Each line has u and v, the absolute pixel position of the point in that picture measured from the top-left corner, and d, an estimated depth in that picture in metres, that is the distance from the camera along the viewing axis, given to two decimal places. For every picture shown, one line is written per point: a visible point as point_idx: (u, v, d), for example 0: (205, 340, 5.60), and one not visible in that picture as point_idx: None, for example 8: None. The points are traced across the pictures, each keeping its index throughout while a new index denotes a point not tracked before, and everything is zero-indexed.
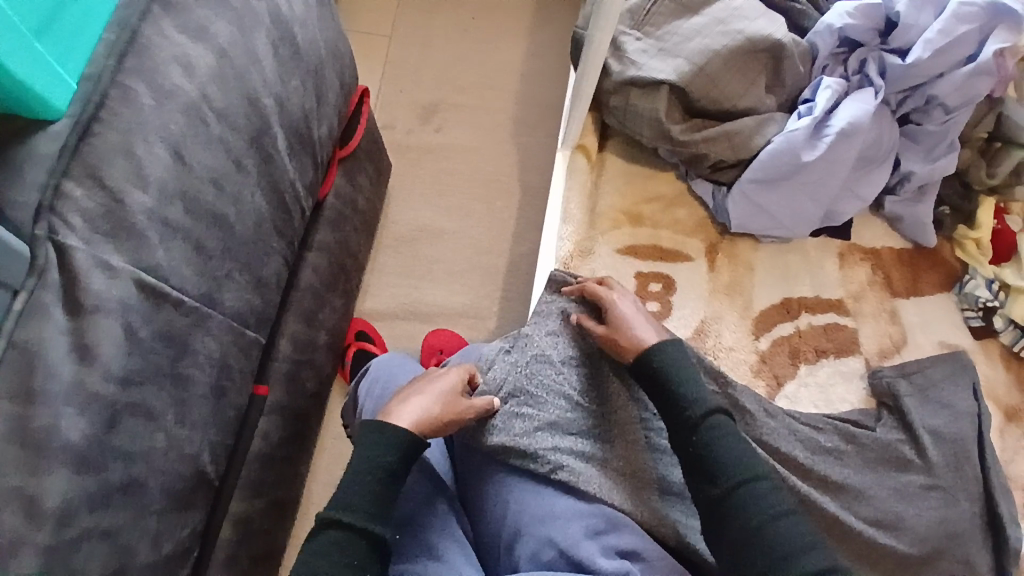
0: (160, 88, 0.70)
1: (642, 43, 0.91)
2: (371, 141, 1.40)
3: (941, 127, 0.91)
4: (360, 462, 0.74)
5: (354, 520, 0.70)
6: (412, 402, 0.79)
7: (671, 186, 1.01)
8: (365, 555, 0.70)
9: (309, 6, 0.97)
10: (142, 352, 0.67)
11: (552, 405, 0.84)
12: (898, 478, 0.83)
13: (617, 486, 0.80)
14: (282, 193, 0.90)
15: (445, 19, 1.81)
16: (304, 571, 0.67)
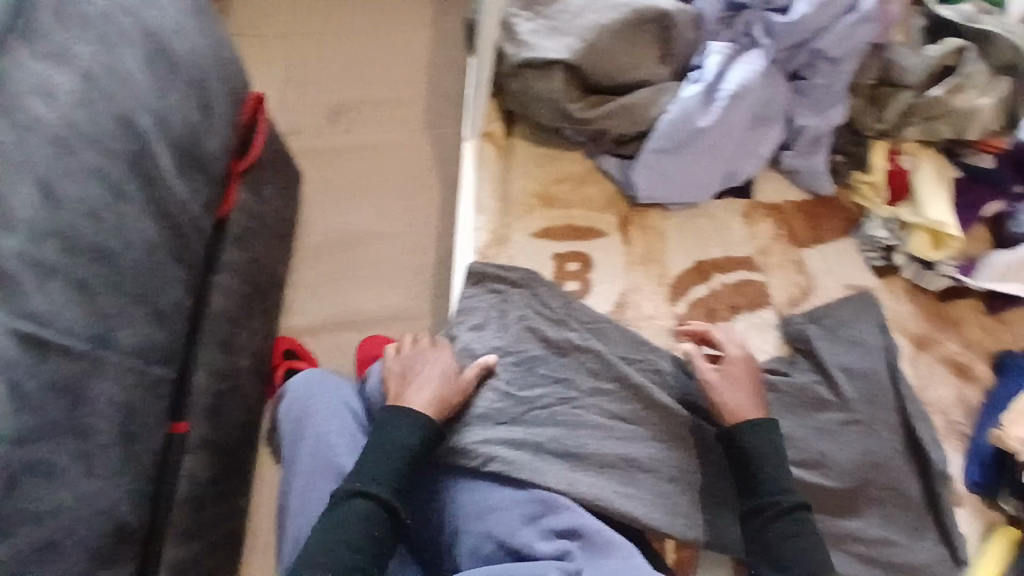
0: (17, 120, 0.63)
1: (533, 23, 0.88)
2: (274, 153, 1.35)
3: (828, 81, 0.93)
4: (382, 443, 0.78)
5: (384, 492, 0.74)
6: (418, 392, 0.83)
7: (579, 165, 1.02)
8: (385, 528, 0.74)
9: (185, 7, 0.87)
10: (32, 408, 0.61)
11: (480, 398, 0.85)
12: (818, 417, 0.89)
13: (551, 468, 0.81)
14: (175, 217, 0.81)
15: (341, 15, 1.76)
16: (333, 538, 0.71)
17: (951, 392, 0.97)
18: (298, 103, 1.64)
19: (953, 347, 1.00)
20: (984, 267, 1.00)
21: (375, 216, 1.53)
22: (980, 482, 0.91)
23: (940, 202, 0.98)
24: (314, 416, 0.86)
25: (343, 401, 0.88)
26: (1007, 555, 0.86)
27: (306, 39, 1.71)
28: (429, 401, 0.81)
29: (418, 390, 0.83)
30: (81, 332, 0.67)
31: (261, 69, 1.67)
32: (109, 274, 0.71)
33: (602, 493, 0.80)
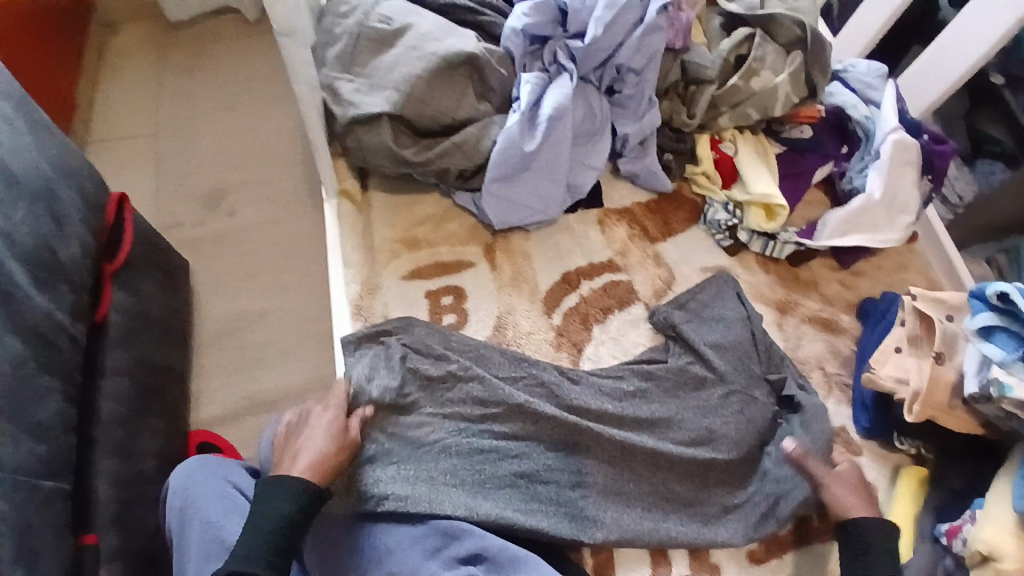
0: None
1: (353, 84, 0.93)
2: (146, 248, 1.34)
3: (636, 89, 1.02)
4: (257, 516, 0.74)
5: (258, 567, 0.71)
6: (298, 457, 0.80)
7: (436, 205, 1.04)
8: None
9: (18, 132, 0.95)
10: None
11: (372, 439, 0.84)
12: (697, 395, 0.92)
13: (449, 497, 0.81)
14: (36, 328, 0.91)
15: (207, 107, 1.81)
16: None
17: (821, 345, 1.00)
18: (173, 198, 1.69)
19: (813, 305, 1.03)
20: (822, 227, 1.05)
21: (275, 288, 1.58)
22: (870, 428, 0.92)
23: (764, 178, 1.05)
24: (198, 503, 0.84)
25: (227, 483, 0.86)
26: (916, 496, 0.86)
27: (176, 136, 1.77)
28: (308, 466, 0.78)
29: (298, 453, 0.81)
30: None
31: (137, 173, 1.71)
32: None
33: (505, 513, 0.81)
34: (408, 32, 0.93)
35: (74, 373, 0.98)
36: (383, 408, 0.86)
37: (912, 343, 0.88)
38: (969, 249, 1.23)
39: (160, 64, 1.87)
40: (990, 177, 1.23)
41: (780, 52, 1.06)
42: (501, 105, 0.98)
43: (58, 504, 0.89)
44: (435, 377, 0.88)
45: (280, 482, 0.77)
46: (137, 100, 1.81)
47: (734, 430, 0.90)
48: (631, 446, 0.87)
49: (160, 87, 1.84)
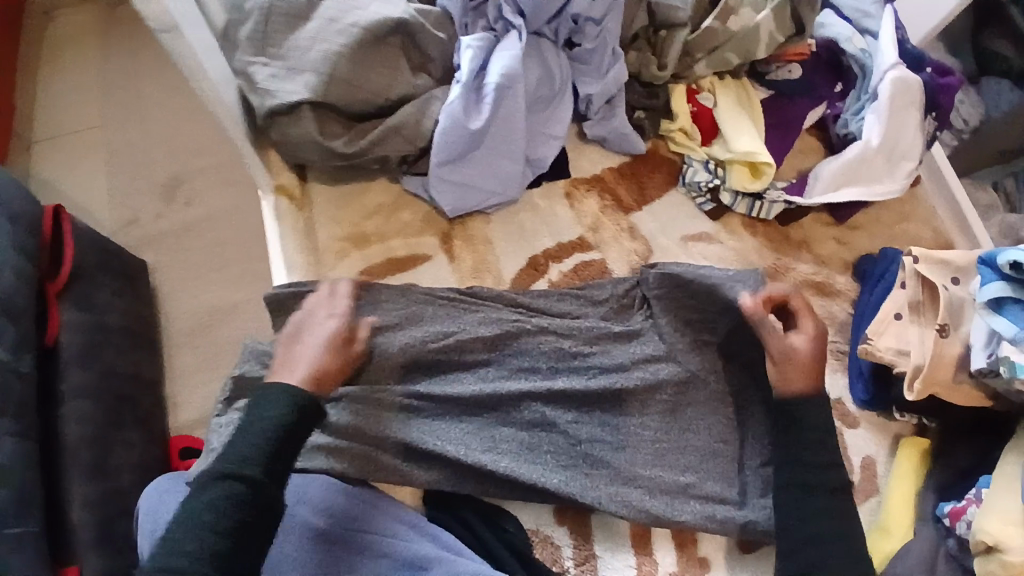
0: None
1: (269, 68, 0.81)
2: (100, 256, 1.29)
3: (597, 42, 0.89)
4: (246, 429, 0.67)
5: (254, 473, 0.65)
6: (302, 359, 0.75)
7: (386, 192, 0.94)
8: (260, 513, 0.64)
9: None
10: None
11: (293, 450, 0.78)
12: (649, 368, 0.85)
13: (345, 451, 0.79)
14: None
15: (154, 91, 1.68)
16: (186, 522, 0.62)
17: (815, 312, 0.92)
18: (129, 193, 1.59)
19: (806, 267, 0.94)
20: (814, 182, 0.93)
21: (243, 279, 1.52)
22: (868, 401, 0.86)
23: (746, 132, 0.93)
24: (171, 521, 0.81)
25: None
26: (915, 472, 0.81)
27: (125, 126, 1.64)
28: (309, 380, 0.73)
29: (302, 356, 0.75)
30: None
31: (87, 170, 1.61)
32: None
33: (413, 436, 0.80)
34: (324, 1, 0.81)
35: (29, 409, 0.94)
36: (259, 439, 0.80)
37: (913, 310, 0.80)
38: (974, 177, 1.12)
39: (101, 48, 1.72)
40: (998, 98, 1.07)
41: None
42: (442, 77, 0.86)
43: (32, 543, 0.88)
44: (335, 390, 0.82)
45: (276, 385, 0.71)
46: (82, 90, 1.68)
47: (655, 452, 0.83)
48: (592, 479, 0.81)
49: (103, 73, 1.70)
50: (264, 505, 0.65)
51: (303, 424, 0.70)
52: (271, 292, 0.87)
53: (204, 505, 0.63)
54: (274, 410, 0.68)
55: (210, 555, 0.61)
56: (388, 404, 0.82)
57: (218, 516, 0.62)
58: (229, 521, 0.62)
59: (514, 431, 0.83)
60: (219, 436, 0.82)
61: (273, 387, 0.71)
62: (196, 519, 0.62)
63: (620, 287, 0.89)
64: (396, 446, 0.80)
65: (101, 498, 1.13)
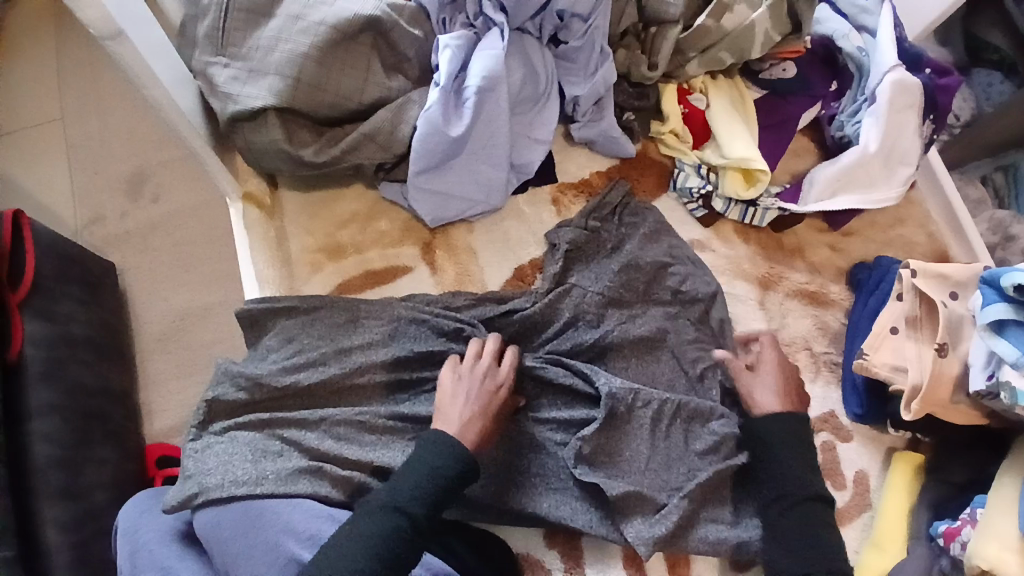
0: None
1: (230, 69, 0.75)
2: (59, 262, 1.22)
3: (584, 39, 0.84)
4: (437, 458, 0.70)
5: (422, 513, 0.66)
6: (473, 403, 0.75)
7: (361, 199, 0.88)
8: (405, 554, 0.64)
9: None
10: None
11: (271, 478, 0.72)
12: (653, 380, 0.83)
13: (329, 476, 0.74)
14: None
15: (113, 80, 1.59)
16: (343, 543, 0.63)
17: (808, 323, 0.89)
18: (94, 191, 1.51)
19: (800, 276, 0.91)
20: (809, 188, 0.91)
21: (215, 281, 1.45)
22: (862, 414, 0.84)
23: (741, 136, 0.89)
24: (151, 547, 0.75)
25: (178, 519, 0.79)
26: (911, 487, 0.80)
27: (86, 118, 1.56)
28: (472, 428, 0.74)
29: (463, 398, 0.75)
30: None
31: (47, 166, 1.52)
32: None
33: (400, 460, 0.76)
34: None
35: None
36: (236, 466, 0.73)
37: (910, 324, 0.78)
38: (965, 169, 1.06)
39: (58, 33, 1.63)
40: (988, 90, 1.04)
41: None
42: (420, 77, 0.81)
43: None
44: (316, 413, 0.77)
45: (446, 435, 0.72)
46: (40, 80, 1.59)
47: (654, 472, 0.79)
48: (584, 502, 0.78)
49: (63, 63, 1.60)
50: (418, 544, 0.66)
51: (469, 472, 0.71)
52: (245, 305, 0.81)
53: (373, 533, 0.64)
54: (441, 457, 0.70)
55: None
56: (375, 425, 0.78)
57: (372, 540, 0.63)
58: (393, 553, 0.63)
59: (504, 453, 0.80)
60: (195, 461, 0.74)
61: (443, 433, 0.72)
62: (366, 541, 0.63)
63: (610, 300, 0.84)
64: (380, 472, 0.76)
65: (72, 521, 1.09)
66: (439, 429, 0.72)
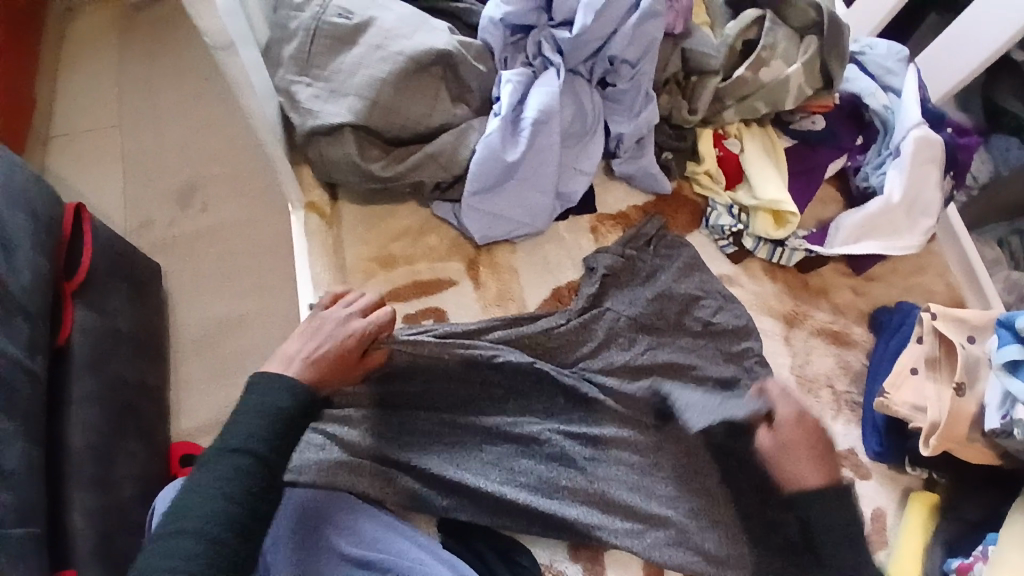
0: None
1: (313, 88, 0.83)
2: (112, 259, 1.27)
3: (631, 83, 0.91)
4: (260, 405, 0.69)
5: (264, 451, 0.66)
6: (307, 348, 0.75)
7: (414, 216, 0.95)
8: (259, 495, 0.66)
9: None
10: None
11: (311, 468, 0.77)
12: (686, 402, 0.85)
13: (364, 472, 0.78)
14: None
15: (172, 96, 1.70)
16: (190, 489, 0.65)
17: (831, 361, 0.93)
18: (145, 197, 1.60)
19: (824, 316, 0.95)
20: (836, 232, 0.96)
21: (254, 289, 1.51)
22: (882, 452, 0.86)
23: (773, 180, 0.95)
24: None
25: None
26: (926, 525, 0.82)
27: (144, 129, 1.66)
28: (304, 367, 0.73)
29: (302, 343, 0.76)
30: None
31: (103, 171, 1.62)
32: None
33: (430, 462, 0.80)
34: (370, 28, 0.82)
35: (33, 417, 1.00)
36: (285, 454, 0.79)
37: (929, 365, 0.82)
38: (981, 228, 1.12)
39: (122, 49, 1.76)
40: (1006, 154, 1.08)
41: (792, 38, 0.94)
42: (480, 107, 0.88)
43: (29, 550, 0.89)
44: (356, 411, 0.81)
45: (274, 374, 0.72)
46: (102, 91, 1.71)
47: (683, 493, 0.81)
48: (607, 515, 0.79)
49: (126, 77, 1.72)
50: (270, 482, 0.67)
51: (304, 412, 0.71)
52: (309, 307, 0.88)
53: (219, 476, 0.65)
54: (272, 394, 0.70)
55: (225, 525, 0.63)
56: (410, 427, 0.82)
57: (220, 481, 0.64)
58: (242, 492, 0.64)
59: (528, 460, 0.81)
60: None
61: (272, 374, 0.72)
62: (215, 483, 0.64)
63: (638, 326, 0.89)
64: (410, 472, 0.79)
65: (100, 509, 1.10)
66: (270, 371, 0.73)
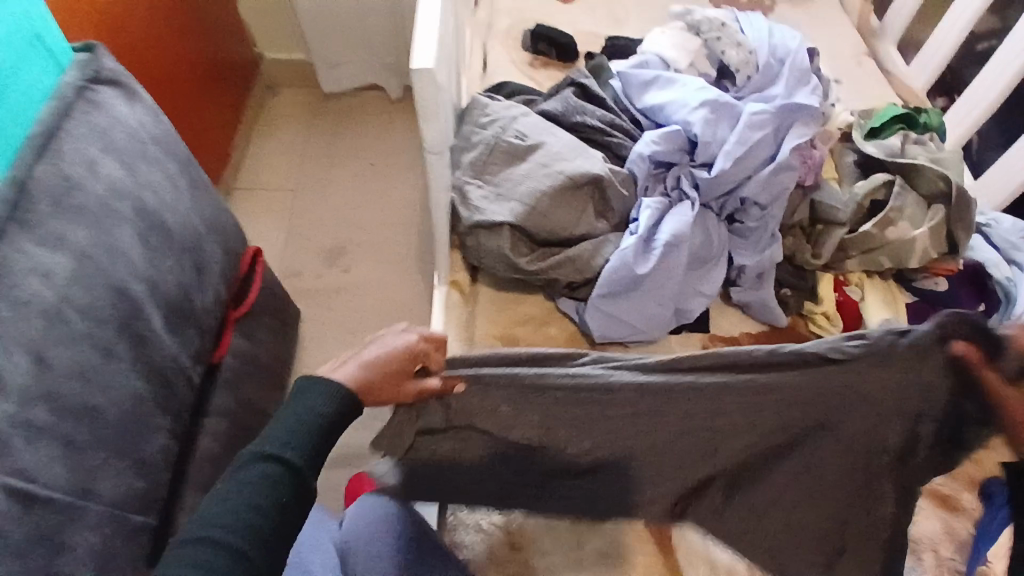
0: (16, 300, 0.80)
1: (482, 190, 1.00)
2: (267, 297, 1.48)
3: (759, 223, 1.00)
4: (296, 411, 0.67)
5: (297, 461, 0.65)
6: (350, 364, 0.73)
7: (540, 306, 1.05)
8: (294, 498, 0.64)
9: (180, 190, 1.07)
10: (15, 555, 0.76)
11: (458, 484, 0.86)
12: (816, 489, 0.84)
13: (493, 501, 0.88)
14: (159, 369, 1.01)
15: (342, 172, 2.02)
16: (216, 494, 0.63)
17: (937, 525, 0.89)
18: (299, 251, 1.86)
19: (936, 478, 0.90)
20: None
21: None
22: None
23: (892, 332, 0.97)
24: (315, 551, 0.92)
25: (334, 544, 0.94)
26: None
27: (313, 195, 1.97)
28: (351, 374, 0.71)
29: (353, 359, 0.74)
30: (64, 485, 0.84)
31: (272, 223, 1.91)
32: (90, 429, 0.87)
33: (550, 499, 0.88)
34: (540, 149, 0.99)
35: (183, 414, 1.10)
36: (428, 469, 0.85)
37: None
38: None
39: (308, 127, 2.12)
40: None
41: (920, 204, 1.00)
42: (617, 223, 1.01)
43: (141, 539, 0.97)
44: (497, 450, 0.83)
45: (319, 377, 0.70)
46: (286, 159, 2.05)
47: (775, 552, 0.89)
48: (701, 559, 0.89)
49: (307, 151, 2.07)
50: (299, 491, 0.65)
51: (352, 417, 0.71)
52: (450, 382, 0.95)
53: (247, 484, 0.63)
54: (314, 401, 0.68)
55: (251, 534, 0.61)
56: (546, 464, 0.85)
57: (245, 491, 0.62)
58: (270, 503, 0.63)
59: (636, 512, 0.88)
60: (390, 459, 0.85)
61: (314, 379, 0.70)
62: (244, 492, 0.62)
63: (776, 407, 0.78)
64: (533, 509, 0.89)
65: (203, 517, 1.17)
66: (318, 373, 0.71)
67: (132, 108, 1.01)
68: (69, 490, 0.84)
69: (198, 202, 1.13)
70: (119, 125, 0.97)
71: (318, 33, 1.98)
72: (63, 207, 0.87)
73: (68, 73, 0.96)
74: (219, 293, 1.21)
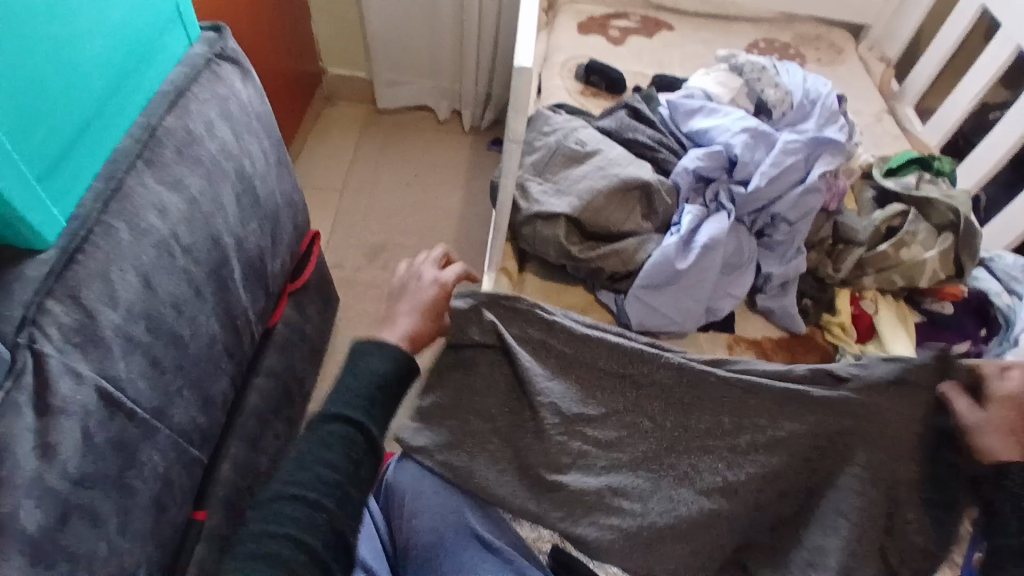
0: (137, 227, 0.88)
1: (542, 186, 1.12)
2: (319, 278, 1.58)
3: (786, 237, 1.12)
4: (355, 371, 0.81)
5: (360, 417, 0.78)
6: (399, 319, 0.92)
7: (581, 296, 1.16)
8: (364, 451, 0.77)
9: (270, 164, 1.21)
10: (95, 455, 0.79)
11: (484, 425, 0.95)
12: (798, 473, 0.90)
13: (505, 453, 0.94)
14: (235, 317, 1.10)
15: (389, 180, 2.16)
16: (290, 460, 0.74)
17: None
18: (342, 246, 1.97)
19: None
20: None
21: None
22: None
23: (900, 343, 1.06)
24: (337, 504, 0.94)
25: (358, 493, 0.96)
26: None
27: (360, 199, 2.10)
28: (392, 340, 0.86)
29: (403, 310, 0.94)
30: (145, 403, 0.88)
31: (320, 219, 2.04)
32: (174, 356, 0.94)
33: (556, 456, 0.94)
34: (597, 155, 1.12)
35: (242, 364, 1.16)
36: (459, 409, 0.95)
37: None
38: None
39: (359, 137, 2.28)
40: None
41: (931, 232, 1.12)
42: (659, 227, 1.13)
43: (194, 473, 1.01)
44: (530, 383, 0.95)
45: (374, 342, 0.85)
46: (337, 164, 2.20)
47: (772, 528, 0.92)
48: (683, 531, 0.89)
49: (357, 158, 2.21)
50: (366, 448, 0.78)
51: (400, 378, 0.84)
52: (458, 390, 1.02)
53: (320, 451, 0.74)
54: (376, 358, 0.82)
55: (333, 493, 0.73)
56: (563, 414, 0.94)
57: (314, 453, 0.74)
58: (346, 459, 0.75)
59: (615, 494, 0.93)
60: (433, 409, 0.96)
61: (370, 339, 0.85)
62: (318, 457, 0.74)
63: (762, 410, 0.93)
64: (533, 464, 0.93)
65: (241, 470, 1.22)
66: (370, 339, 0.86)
67: (244, 86, 1.16)
68: (149, 407, 0.89)
69: (280, 179, 1.26)
70: (234, 96, 1.12)
71: (383, 55, 2.17)
72: (184, 157, 0.99)
73: (198, 46, 1.10)
74: (284, 263, 1.32)
